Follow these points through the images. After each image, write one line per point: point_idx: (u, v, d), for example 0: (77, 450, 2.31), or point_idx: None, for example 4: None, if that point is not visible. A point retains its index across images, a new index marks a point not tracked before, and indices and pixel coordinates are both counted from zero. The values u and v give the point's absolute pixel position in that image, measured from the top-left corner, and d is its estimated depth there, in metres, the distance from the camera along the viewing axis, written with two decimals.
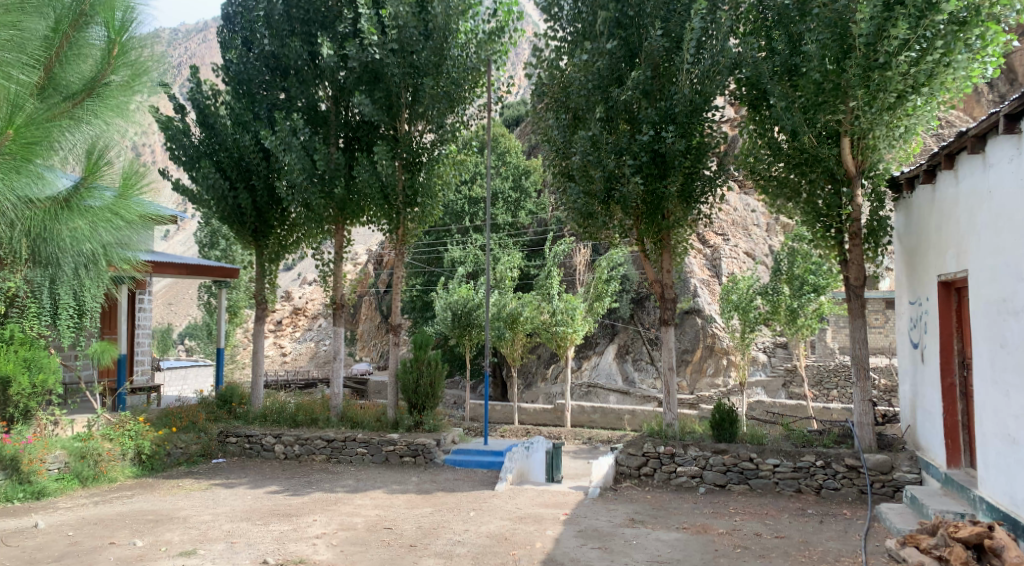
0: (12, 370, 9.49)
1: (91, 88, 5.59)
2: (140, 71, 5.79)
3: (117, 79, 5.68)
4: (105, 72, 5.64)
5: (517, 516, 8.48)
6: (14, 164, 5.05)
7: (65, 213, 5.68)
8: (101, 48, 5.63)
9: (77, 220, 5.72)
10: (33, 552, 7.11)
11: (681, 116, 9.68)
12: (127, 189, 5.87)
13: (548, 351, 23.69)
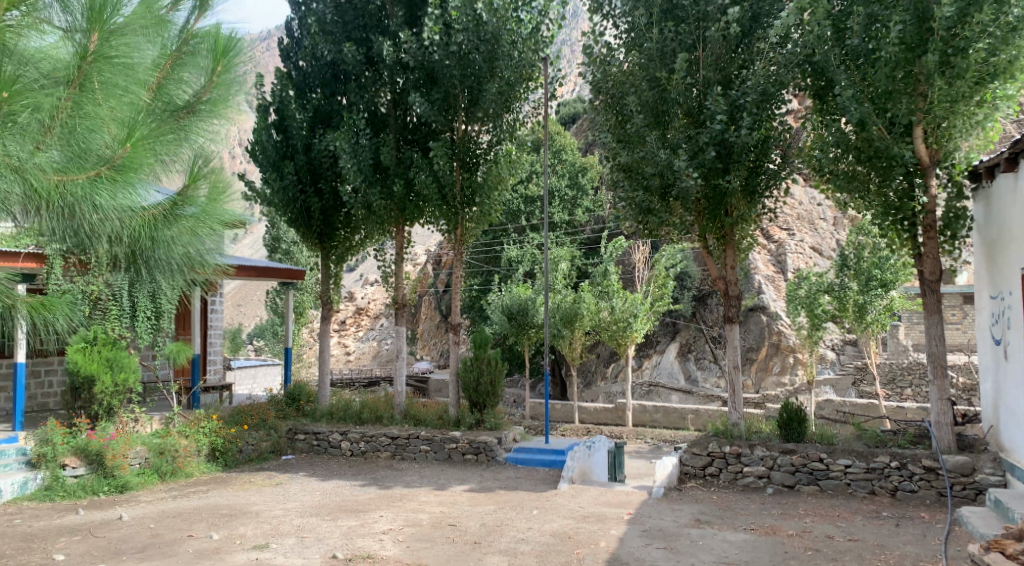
0: (96, 368, 9.99)
1: (193, 104, 5.92)
2: (238, 89, 6.17)
3: (213, 95, 6.01)
4: (204, 89, 6.01)
5: (580, 515, 8.47)
6: (122, 179, 5.25)
7: (167, 223, 5.94)
8: (203, 68, 6.00)
9: (178, 228, 5.99)
10: (117, 543, 7.44)
11: (750, 106, 9.51)
12: (216, 197, 6.11)
13: (608, 350, 23.59)
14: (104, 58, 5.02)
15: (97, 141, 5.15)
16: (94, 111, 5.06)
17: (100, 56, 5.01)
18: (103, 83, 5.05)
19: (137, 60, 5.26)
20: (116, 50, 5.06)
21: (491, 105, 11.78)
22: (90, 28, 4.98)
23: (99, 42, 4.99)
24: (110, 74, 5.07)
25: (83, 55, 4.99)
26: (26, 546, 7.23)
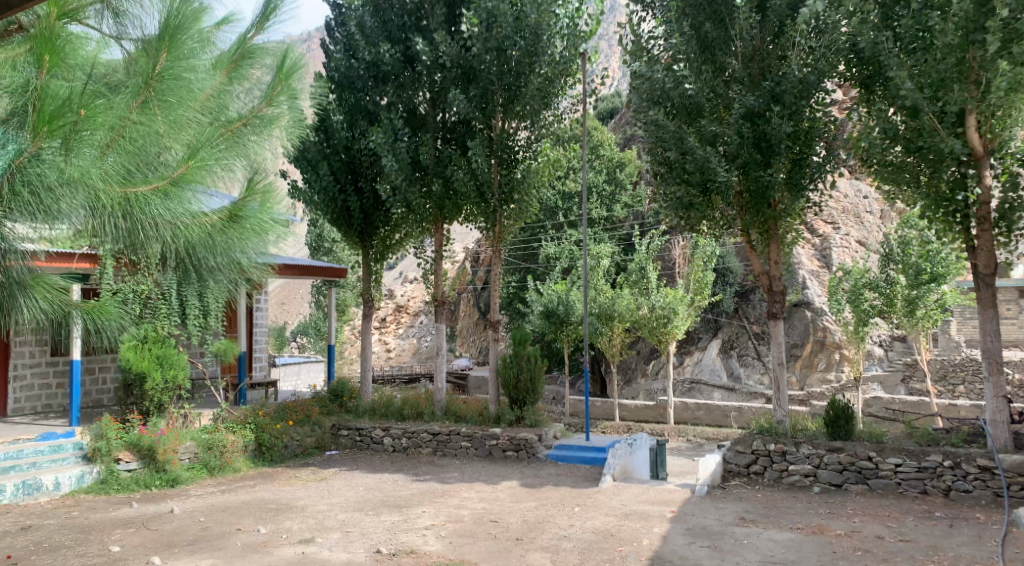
0: (148, 366, 10.24)
1: (251, 118, 6.43)
2: (291, 109, 6.75)
3: (270, 111, 6.56)
4: (263, 105, 6.55)
5: (623, 512, 8.43)
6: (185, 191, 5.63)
7: (229, 230, 6.39)
8: (259, 88, 6.61)
9: (234, 235, 6.43)
10: (169, 535, 7.63)
11: (790, 98, 9.35)
12: (269, 204, 6.67)
13: (648, 346, 23.43)
14: (169, 76, 5.48)
15: (160, 154, 5.53)
16: (159, 125, 5.44)
17: (165, 75, 5.47)
18: (168, 99, 5.46)
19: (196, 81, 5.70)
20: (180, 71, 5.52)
21: (530, 101, 11.78)
22: (158, 49, 5.49)
23: (166, 62, 5.48)
24: (175, 92, 5.49)
25: (149, 76, 5.46)
26: (84, 538, 7.46)
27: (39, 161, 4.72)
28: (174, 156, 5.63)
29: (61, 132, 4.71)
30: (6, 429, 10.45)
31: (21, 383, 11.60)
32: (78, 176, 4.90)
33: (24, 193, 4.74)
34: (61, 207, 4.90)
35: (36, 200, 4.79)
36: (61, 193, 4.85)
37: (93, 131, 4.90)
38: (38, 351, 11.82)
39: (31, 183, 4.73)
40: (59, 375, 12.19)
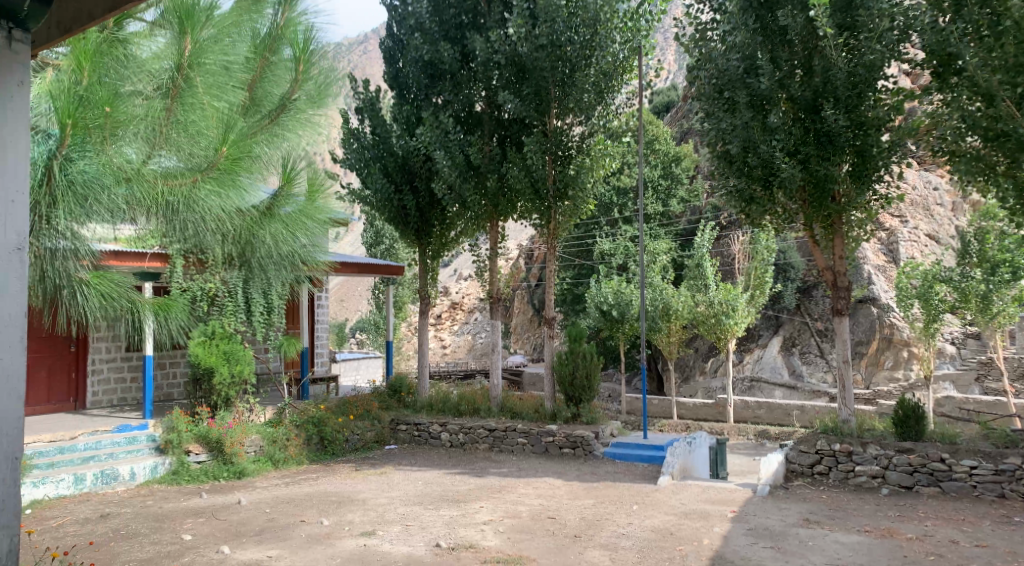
0: (216, 361, 10.56)
1: (286, 104, 7.99)
2: (318, 80, 8.18)
3: (301, 94, 8.08)
4: (294, 90, 8.07)
5: (683, 512, 8.34)
6: (225, 173, 6.82)
7: (268, 222, 8.76)
8: (287, 68, 8.08)
9: (278, 226, 8.80)
10: (237, 525, 7.87)
11: (842, 91, 9.16)
12: (314, 198, 9.01)
13: (706, 344, 23.09)
14: (196, 63, 6.46)
15: (204, 143, 6.66)
16: (193, 110, 6.45)
17: (193, 62, 6.45)
18: (197, 87, 6.45)
19: (225, 64, 6.80)
20: (205, 56, 6.51)
21: (584, 95, 11.73)
22: (184, 38, 6.43)
23: (192, 50, 6.44)
24: (204, 77, 6.51)
25: (180, 62, 6.44)
26: (158, 526, 7.75)
27: (72, 164, 5.47)
28: (211, 142, 6.71)
29: (87, 126, 5.46)
30: (85, 421, 10.93)
31: (98, 376, 12.12)
32: (118, 171, 5.82)
33: (72, 193, 5.47)
34: (107, 202, 5.71)
35: (79, 200, 5.52)
36: (101, 188, 5.61)
37: (126, 126, 5.75)
38: (114, 347, 12.32)
39: (71, 180, 5.47)
40: (133, 369, 12.69)
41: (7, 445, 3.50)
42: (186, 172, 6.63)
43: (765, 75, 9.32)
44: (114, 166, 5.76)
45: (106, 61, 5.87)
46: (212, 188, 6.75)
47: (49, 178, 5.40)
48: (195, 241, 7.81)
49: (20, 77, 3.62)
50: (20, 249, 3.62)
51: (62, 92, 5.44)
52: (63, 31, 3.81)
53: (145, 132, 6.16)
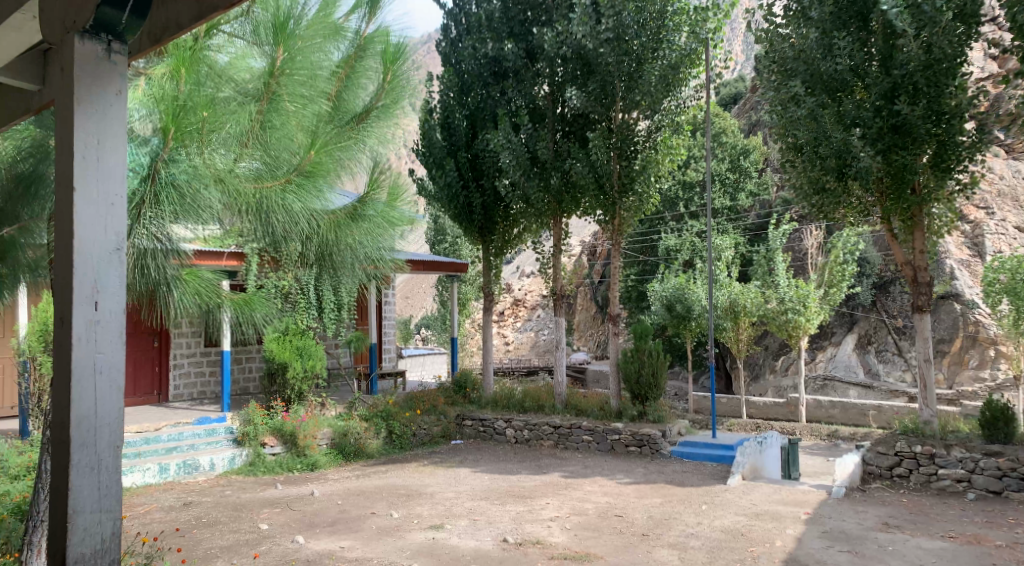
0: (289, 356, 10.92)
1: (370, 111, 8.70)
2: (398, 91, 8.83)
3: (382, 102, 8.79)
4: (376, 99, 8.79)
5: (754, 512, 8.17)
6: (311, 178, 7.33)
7: (353, 224, 9.53)
8: (372, 79, 8.69)
9: (361, 227, 9.55)
10: (311, 516, 8.08)
11: (919, 80, 8.73)
12: (394, 201, 9.65)
13: (776, 342, 22.53)
14: (288, 71, 6.80)
15: (292, 148, 7.15)
16: (279, 115, 6.87)
17: (283, 71, 6.80)
18: (286, 91, 6.83)
19: (314, 79, 7.14)
20: (295, 65, 6.85)
21: (651, 89, 11.50)
22: (278, 51, 6.84)
23: (284, 60, 6.82)
24: (292, 86, 6.84)
25: (273, 73, 6.80)
26: (237, 515, 8.02)
27: (176, 164, 5.61)
28: (298, 148, 7.23)
29: (189, 131, 5.58)
30: (168, 413, 11.39)
31: (179, 371, 12.60)
32: (212, 174, 5.93)
33: (174, 195, 5.60)
34: (200, 203, 5.74)
35: (177, 203, 5.63)
36: (199, 194, 5.71)
37: (218, 129, 5.89)
38: (194, 342, 12.79)
39: (175, 183, 5.62)
40: (212, 363, 13.14)
41: (110, 435, 3.26)
42: (275, 176, 6.98)
43: (839, 59, 9.06)
44: (210, 167, 5.93)
45: (199, 70, 5.89)
46: (297, 192, 7.19)
47: (146, 184, 5.58)
48: (272, 236, 8.32)
49: (118, 84, 3.35)
50: (120, 249, 3.35)
51: (164, 99, 5.61)
52: (153, 41, 3.50)
53: (241, 136, 6.49)
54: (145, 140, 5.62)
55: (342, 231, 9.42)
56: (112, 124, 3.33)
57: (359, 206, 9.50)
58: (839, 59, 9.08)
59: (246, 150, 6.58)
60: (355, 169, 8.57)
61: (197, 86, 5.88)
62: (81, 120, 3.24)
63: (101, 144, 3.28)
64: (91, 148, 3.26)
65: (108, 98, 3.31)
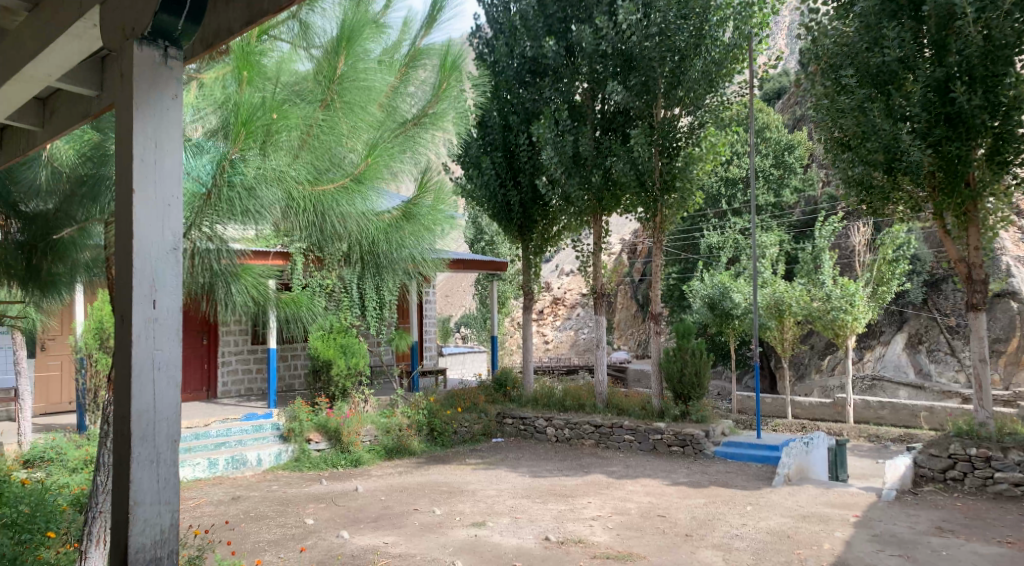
0: (332, 354, 11.09)
1: (420, 113, 8.71)
2: (450, 95, 8.83)
3: (432, 103, 8.76)
4: (429, 102, 8.77)
5: (800, 514, 8.03)
6: (360, 179, 7.52)
7: (400, 225, 9.72)
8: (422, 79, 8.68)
9: (408, 228, 9.76)
10: (355, 511, 8.17)
11: (979, 71, 8.47)
12: (440, 204, 9.79)
13: (822, 341, 22.12)
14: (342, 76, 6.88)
15: (343, 151, 7.26)
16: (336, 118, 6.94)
17: (343, 77, 7.05)
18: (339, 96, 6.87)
19: (366, 78, 7.21)
20: (353, 73, 7.09)
21: (695, 86, 11.40)
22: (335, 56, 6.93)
23: (344, 68, 7.08)
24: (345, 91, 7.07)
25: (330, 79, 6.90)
26: (283, 510, 8.15)
27: (242, 163, 5.62)
28: (350, 152, 7.34)
29: (258, 133, 5.55)
30: (217, 409, 11.64)
31: (227, 367, 12.85)
32: (270, 175, 5.88)
33: (235, 196, 5.61)
34: (258, 205, 5.78)
35: (242, 201, 5.66)
36: (258, 196, 5.73)
37: (283, 133, 5.91)
38: (241, 339, 13.03)
39: (238, 183, 5.60)
40: (258, 360, 13.39)
41: (170, 428, 3.06)
42: (325, 178, 7.19)
43: (891, 51, 8.81)
44: (272, 173, 5.93)
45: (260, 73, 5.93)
46: (346, 196, 7.47)
47: (211, 187, 5.54)
48: (318, 235, 8.56)
49: (175, 87, 3.11)
50: (176, 248, 3.13)
51: (238, 101, 5.60)
52: (204, 46, 3.41)
53: (300, 140, 6.47)
54: (202, 144, 5.62)
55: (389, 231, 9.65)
56: (168, 122, 3.10)
57: (406, 207, 9.75)
58: (891, 51, 8.84)
59: (299, 157, 6.52)
60: (407, 173, 8.77)
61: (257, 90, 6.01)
62: (139, 123, 3.02)
63: (159, 146, 3.06)
64: (149, 151, 3.04)
65: (165, 102, 3.08)
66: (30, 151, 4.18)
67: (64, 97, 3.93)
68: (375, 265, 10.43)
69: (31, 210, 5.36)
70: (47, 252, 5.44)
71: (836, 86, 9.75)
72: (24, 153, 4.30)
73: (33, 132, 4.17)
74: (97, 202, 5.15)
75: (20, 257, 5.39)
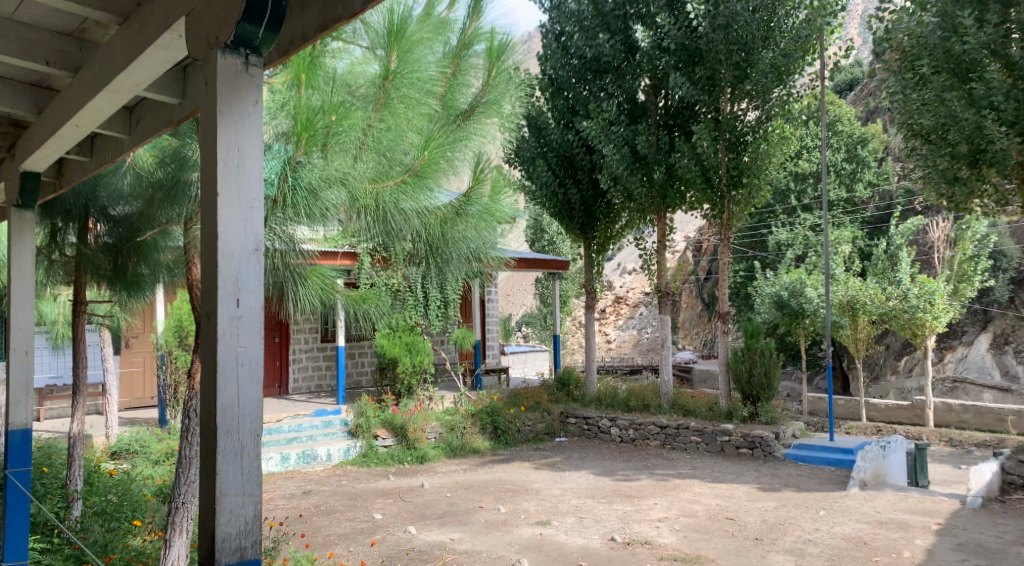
0: (398, 352, 11.24)
1: (475, 108, 8.68)
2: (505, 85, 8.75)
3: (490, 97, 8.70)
4: (483, 93, 8.68)
5: (878, 520, 7.73)
6: (419, 177, 7.62)
7: (457, 221, 9.93)
8: (477, 74, 8.58)
9: (466, 223, 9.95)
10: (422, 507, 8.25)
11: None
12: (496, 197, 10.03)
13: (899, 341, 21.32)
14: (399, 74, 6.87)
15: (404, 149, 7.34)
16: (393, 117, 6.93)
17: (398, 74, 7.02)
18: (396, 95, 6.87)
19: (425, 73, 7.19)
20: (405, 68, 7.02)
21: (762, 79, 11.03)
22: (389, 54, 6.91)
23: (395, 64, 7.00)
24: (403, 88, 7.01)
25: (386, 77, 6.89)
26: (353, 504, 8.29)
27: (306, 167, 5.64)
28: (410, 148, 7.39)
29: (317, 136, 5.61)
30: (289, 405, 11.95)
31: (298, 365, 13.17)
32: (333, 176, 5.95)
33: (299, 198, 5.63)
34: (323, 206, 5.85)
35: (307, 201, 5.68)
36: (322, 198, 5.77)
37: (343, 134, 6.01)
38: (311, 338, 13.33)
39: (301, 185, 5.65)
40: (328, 358, 13.68)
41: (256, 422, 2.71)
42: (388, 177, 7.35)
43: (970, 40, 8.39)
44: (333, 173, 6.01)
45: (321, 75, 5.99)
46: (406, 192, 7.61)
47: (277, 191, 5.58)
48: (383, 235, 8.78)
49: (257, 95, 2.79)
50: (259, 249, 2.76)
51: (296, 106, 5.76)
52: (280, 53, 3.29)
53: (359, 140, 6.54)
54: (269, 147, 5.70)
55: (446, 226, 9.82)
56: (252, 129, 2.77)
57: (463, 203, 9.81)
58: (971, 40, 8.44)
59: (359, 155, 6.57)
60: (461, 164, 8.81)
61: (314, 94, 6.08)
62: (220, 132, 2.70)
63: (242, 152, 2.73)
64: (232, 158, 2.72)
65: (247, 110, 2.75)
66: (119, 157, 4.26)
67: (150, 105, 3.92)
68: (438, 266, 10.54)
69: (118, 214, 5.70)
70: (132, 253, 5.77)
71: (903, 81, 9.37)
72: (114, 159, 4.36)
73: (122, 138, 4.23)
74: (174, 208, 5.19)
75: (107, 258, 5.81)
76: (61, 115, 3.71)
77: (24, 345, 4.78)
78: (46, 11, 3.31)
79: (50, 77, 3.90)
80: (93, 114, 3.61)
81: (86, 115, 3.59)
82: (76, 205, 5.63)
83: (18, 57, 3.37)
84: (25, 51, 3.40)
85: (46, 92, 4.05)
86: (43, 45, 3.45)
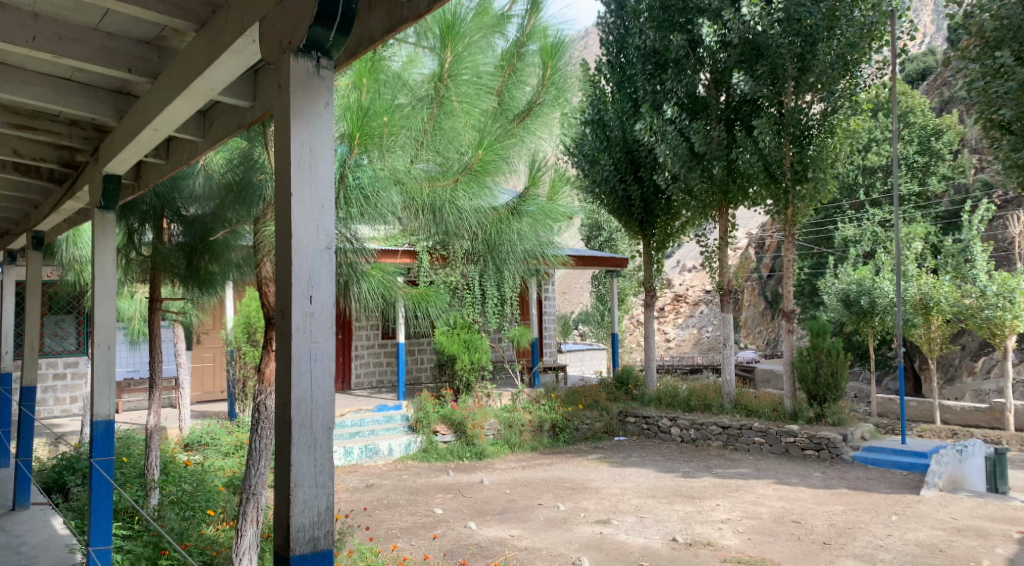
0: (456, 349, 11.33)
1: (530, 108, 8.69)
2: (561, 84, 8.71)
3: (548, 96, 8.69)
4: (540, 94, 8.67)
5: (954, 527, 7.42)
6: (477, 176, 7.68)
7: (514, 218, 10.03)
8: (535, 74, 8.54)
9: (521, 221, 10.07)
10: (481, 503, 8.29)
11: None
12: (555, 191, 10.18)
13: (976, 340, 20.45)
14: (457, 74, 6.88)
15: (462, 148, 7.41)
16: (451, 117, 6.99)
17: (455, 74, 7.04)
18: (452, 96, 6.90)
19: (482, 72, 7.20)
20: (461, 67, 6.89)
21: (826, 71, 10.76)
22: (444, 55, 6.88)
23: (451, 62, 6.84)
24: (459, 86, 6.92)
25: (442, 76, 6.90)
26: (414, 499, 8.37)
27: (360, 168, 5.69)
28: (467, 145, 7.46)
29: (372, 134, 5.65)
30: (351, 400, 12.16)
31: (360, 361, 13.39)
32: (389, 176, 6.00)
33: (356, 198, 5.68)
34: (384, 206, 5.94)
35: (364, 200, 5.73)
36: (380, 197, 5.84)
37: (397, 134, 6.09)
38: (372, 334, 13.55)
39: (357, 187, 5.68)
40: (388, 354, 13.87)
41: (329, 416, 2.75)
42: (446, 175, 7.44)
43: None
44: (387, 170, 6.14)
45: (379, 77, 6.07)
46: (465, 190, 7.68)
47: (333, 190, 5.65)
48: (442, 233, 8.91)
49: (328, 97, 2.82)
50: (330, 248, 2.80)
51: (351, 107, 5.72)
52: (348, 55, 3.34)
53: (417, 139, 6.65)
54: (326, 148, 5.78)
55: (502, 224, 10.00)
56: (323, 131, 2.81)
57: (519, 202, 10.08)
58: None
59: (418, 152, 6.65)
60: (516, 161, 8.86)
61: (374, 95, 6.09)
62: (293, 133, 2.75)
63: (314, 152, 2.77)
64: (305, 158, 2.76)
65: (318, 111, 2.78)
66: (194, 159, 4.39)
67: (223, 107, 4.02)
68: (496, 265, 10.57)
69: (190, 215, 5.94)
70: (205, 252, 5.93)
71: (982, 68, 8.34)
72: (189, 161, 4.48)
73: (196, 141, 4.35)
74: (246, 209, 5.29)
75: (182, 256, 6.04)
76: (141, 118, 3.83)
77: (108, 339, 4.91)
78: (130, 21, 3.43)
79: (132, 83, 4.03)
80: (171, 118, 3.72)
81: (165, 119, 3.70)
82: (153, 205, 5.87)
83: (102, 65, 3.48)
84: (109, 60, 3.51)
85: (128, 98, 4.19)
86: (125, 53, 3.57)
